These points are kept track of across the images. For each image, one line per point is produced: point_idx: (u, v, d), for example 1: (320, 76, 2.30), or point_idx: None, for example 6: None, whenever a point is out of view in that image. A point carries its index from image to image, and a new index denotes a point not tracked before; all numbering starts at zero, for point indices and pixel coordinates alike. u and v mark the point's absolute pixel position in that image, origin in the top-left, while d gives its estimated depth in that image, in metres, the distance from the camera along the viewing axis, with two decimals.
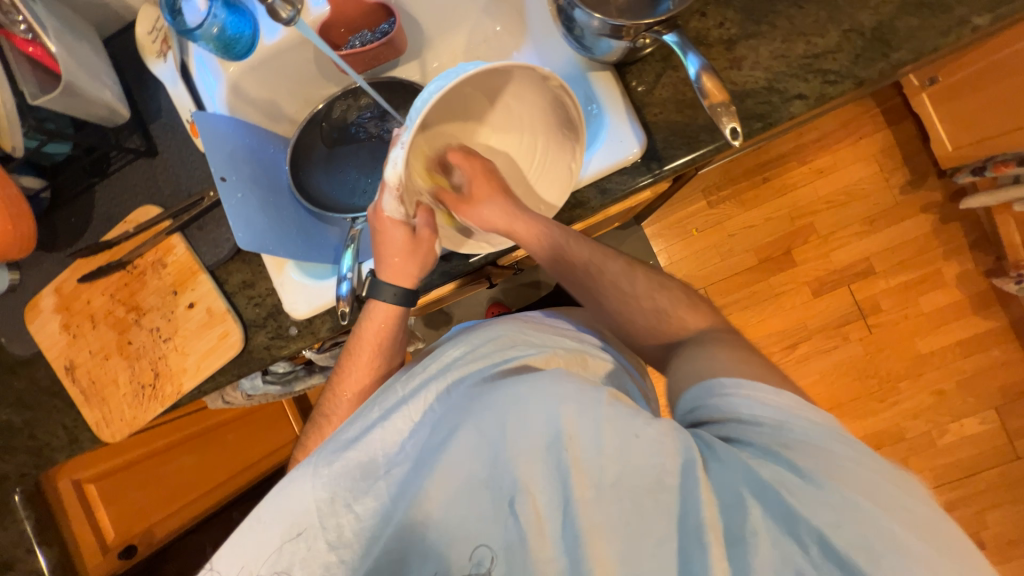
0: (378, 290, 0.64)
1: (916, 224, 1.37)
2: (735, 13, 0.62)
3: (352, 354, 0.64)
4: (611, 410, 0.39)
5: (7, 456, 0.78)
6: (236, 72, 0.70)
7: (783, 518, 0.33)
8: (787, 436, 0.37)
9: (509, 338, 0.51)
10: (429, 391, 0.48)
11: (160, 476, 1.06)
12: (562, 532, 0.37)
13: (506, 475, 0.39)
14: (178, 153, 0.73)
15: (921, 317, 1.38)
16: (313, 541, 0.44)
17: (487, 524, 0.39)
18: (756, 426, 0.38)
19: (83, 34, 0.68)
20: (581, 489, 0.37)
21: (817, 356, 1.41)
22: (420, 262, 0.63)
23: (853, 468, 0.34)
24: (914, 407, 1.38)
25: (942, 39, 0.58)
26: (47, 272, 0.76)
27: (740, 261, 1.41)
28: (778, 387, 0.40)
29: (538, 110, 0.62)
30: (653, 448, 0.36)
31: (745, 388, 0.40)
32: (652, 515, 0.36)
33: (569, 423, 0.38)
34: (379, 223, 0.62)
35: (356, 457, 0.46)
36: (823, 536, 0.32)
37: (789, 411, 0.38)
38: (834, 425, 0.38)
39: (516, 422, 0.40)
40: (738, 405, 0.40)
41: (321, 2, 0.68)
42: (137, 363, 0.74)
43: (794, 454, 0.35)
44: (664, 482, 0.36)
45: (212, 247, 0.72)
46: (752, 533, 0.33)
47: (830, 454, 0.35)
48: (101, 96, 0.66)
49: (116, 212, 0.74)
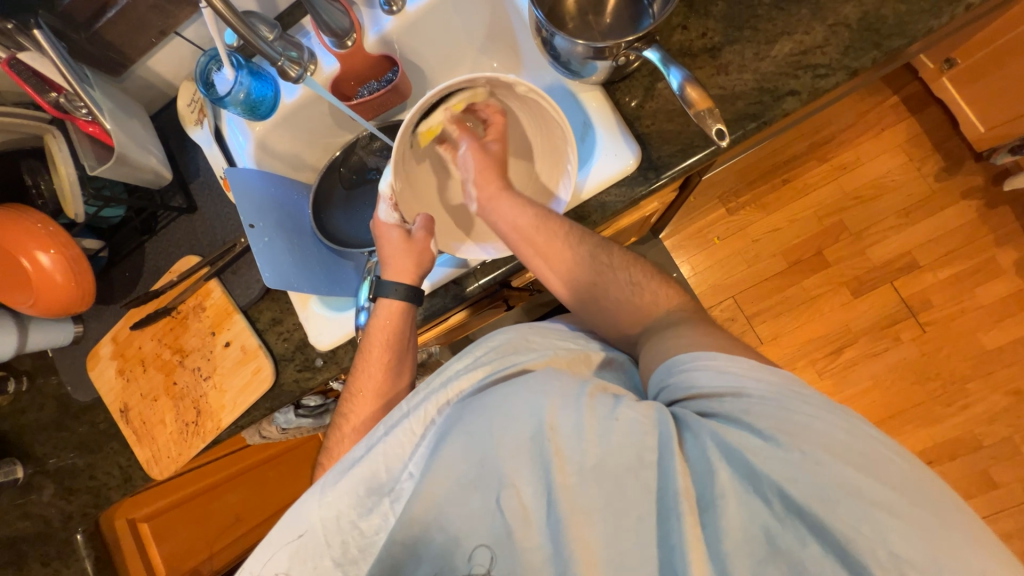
0: (391, 289, 0.67)
1: (958, 212, 1.29)
2: (715, 22, 0.63)
3: (365, 352, 0.67)
4: (594, 399, 0.41)
5: (71, 497, 0.85)
6: (263, 130, 0.78)
7: (749, 478, 0.36)
8: (746, 399, 0.41)
9: (509, 344, 0.53)
10: (429, 405, 0.50)
11: (212, 512, 1.09)
12: (547, 521, 0.38)
13: (492, 472, 0.40)
14: (214, 207, 0.81)
15: (980, 310, 1.27)
16: (320, 559, 0.46)
17: (476, 522, 0.40)
18: (718, 396, 0.42)
19: (135, 111, 0.78)
20: (563, 475, 0.38)
21: (865, 361, 1.31)
22: (415, 257, 0.68)
23: (811, 423, 0.38)
24: (988, 411, 1.25)
25: (934, 21, 0.57)
26: (106, 323, 0.85)
27: (768, 266, 1.36)
28: (734, 354, 0.46)
29: (530, 121, 0.71)
30: (631, 430, 0.39)
31: (703, 359, 0.46)
32: (632, 492, 0.38)
33: (551, 414, 0.40)
34: (378, 233, 0.70)
35: (360, 476, 0.47)
36: (783, 489, 0.35)
37: (744, 377, 0.43)
38: (791, 383, 0.42)
39: (501, 418, 0.41)
40: (697, 376, 0.45)
41: (332, 61, 0.75)
42: (182, 402, 0.80)
43: (756, 416, 0.39)
44: (645, 460, 0.38)
45: (244, 289, 0.78)
46: (721, 495, 0.36)
47: (791, 414, 0.38)
48: (147, 162, 0.75)
49: (163, 265, 0.82)
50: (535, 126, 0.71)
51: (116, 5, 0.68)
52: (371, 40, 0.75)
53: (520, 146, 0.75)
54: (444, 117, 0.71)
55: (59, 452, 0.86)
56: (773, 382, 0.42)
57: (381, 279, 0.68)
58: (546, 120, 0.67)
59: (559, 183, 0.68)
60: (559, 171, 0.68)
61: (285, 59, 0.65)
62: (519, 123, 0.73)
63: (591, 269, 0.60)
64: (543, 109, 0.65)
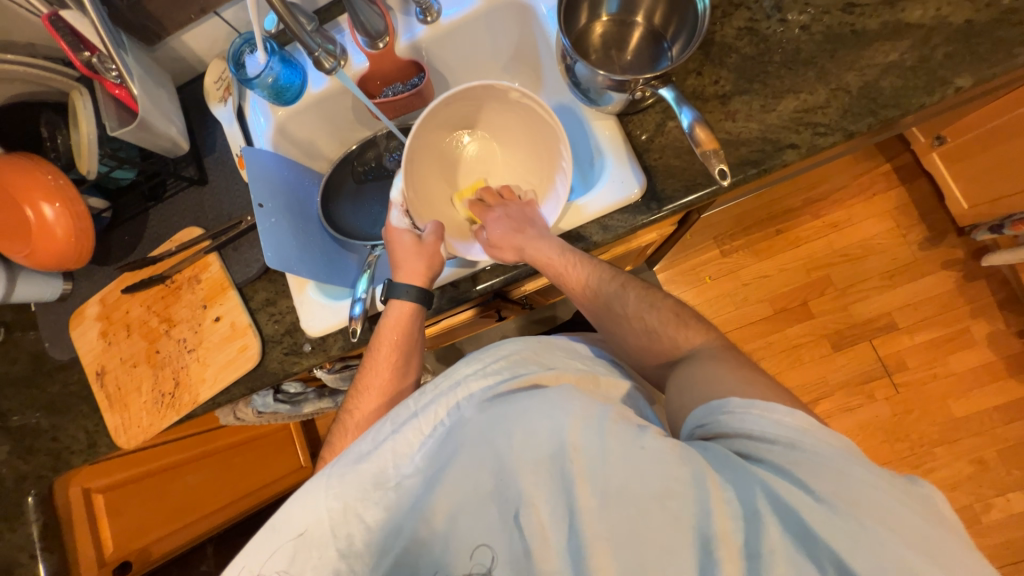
0: (402, 293, 0.68)
1: (938, 280, 1.34)
2: (728, 73, 0.67)
3: (373, 350, 0.68)
4: (616, 425, 0.44)
5: (30, 456, 0.84)
6: (285, 115, 0.80)
7: (799, 537, 0.36)
8: (800, 453, 0.41)
9: (520, 356, 0.55)
10: (439, 407, 0.51)
11: (170, 492, 1.05)
12: (566, 544, 0.40)
13: (512, 487, 0.43)
14: (225, 184, 0.82)
15: (951, 377, 1.32)
16: (325, 549, 0.47)
17: (493, 535, 0.42)
18: (769, 442, 0.42)
19: (161, 80, 0.79)
20: (585, 498, 0.40)
21: (840, 414, 1.34)
22: (426, 260, 0.69)
23: (867, 490, 0.37)
24: (952, 477, 1.28)
25: (927, 98, 0.62)
26: (96, 283, 0.84)
27: (755, 310, 1.40)
28: (791, 408, 0.45)
29: (523, 130, 0.76)
30: (656, 458, 0.40)
31: (758, 408, 0.45)
32: (658, 523, 0.38)
33: (573, 434, 0.43)
34: (388, 237, 0.72)
35: (369, 471, 0.49)
36: (840, 560, 0.35)
37: (801, 431, 0.42)
38: (847, 448, 0.41)
39: (524, 434, 0.44)
40: (749, 421, 0.44)
41: (362, 59, 0.78)
42: (161, 372, 0.79)
43: (809, 474, 0.39)
44: (671, 490, 0.39)
45: (243, 266, 0.78)
46: (769, 551, 0.36)
47: (850, 478, 0.38)
48: (168, 131, 0.76)
49: (164, 233, 0.83)
50: (527, 129, 0.75)
51: None
52: (403, 45, 0.78)
53: (517, 154, 0.80)
54: (453, 116, 0.75)
55: (25, 410, 0.84)
56: (832, 443, 0.41)
57: (393, 280, 0.69)
58: (541, 124, 0.71)
59: (555, 185, 0.73)
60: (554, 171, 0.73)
61: (321, 50, 0.68)
62: (512, 132, 0.78)
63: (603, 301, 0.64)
64: (536, 116, 0.71)
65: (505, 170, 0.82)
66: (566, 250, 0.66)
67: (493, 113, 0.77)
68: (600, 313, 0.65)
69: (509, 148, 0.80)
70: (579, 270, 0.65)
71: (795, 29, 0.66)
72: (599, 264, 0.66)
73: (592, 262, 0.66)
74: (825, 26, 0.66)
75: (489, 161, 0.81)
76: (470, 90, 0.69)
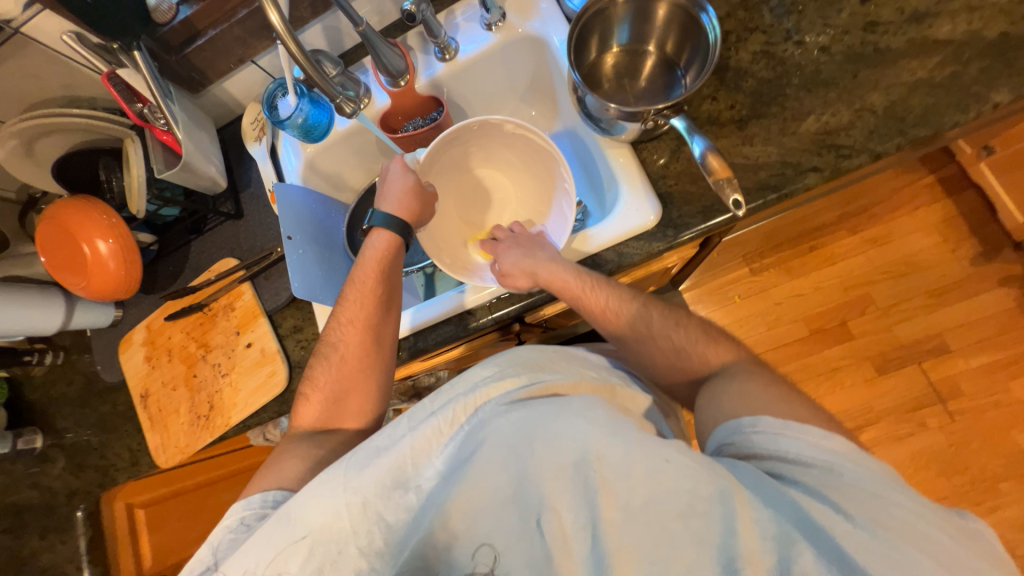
0: (383, 221, 0.70)
1: (994, 299, 1.25)
2: (744, 97, 0.66)
3: (355, 282, 0.69)
4: (641, 437, 0.42)
5: (80, 473, 0.89)
6: (313, 151, 0.85)
7: (835, 561, 0.36)
8: (835, 477, 0.42)
9: (535, 362, 0.54)
10: (457, 409, 0.51)
11: (204, 506, 1.11)
12: (589, 554, 0.39)
13: (532, 494, 0.42)
14: (259, 217, 0.88)
15: (1016, 405, 1.21)
16: (344, 546, 0.47)
17: (512, 542, 0.41)
18: (803, 465, 0.43)
19: (203, 124, 0.86)
20: (609, 509, 0.40)
21: (889, 443, 1.24)
22: (422, 201, 0.73)
23: (904, 516, 0.39)
24: (1022, 517, 1.16)
25: (961, 116, 0.59)
26: (143, 310, 0.90)
27: (789, 330, 1.33)
28: (828, 431, 0.45)
29: (530, 162, 0.79)
30: (683, 472, 0.40)
31: (795, 430, 0.45)
32: (684, 537, 0.38)
33: (597, 444, 0.42)
34: (390, 171, 0.73)
35: (388, 467, 0.48)
36: None
37: (835, 455, 0.43)
38: (888, 475, 0.42)
39: (545, 441, 0.43)
40: (784, 443, 0.45)
41: (384, 96, 0.82)
42: (197, 395, 0.84)
43: (844, 496, 0.40)
44: (696, 507, 0.39)
45: (273, 294, 0.83)
46: (802, 573, 0.36)
47: (888, 504, 0.39)
48: (207, 170, 0.83)
49: (203, 264, 0.88)
50: (533, 161, 0.78)
51: (206, 34, 0.76)
52: (422, 82, 0.81)
53: (529, 188, 0.83)
54: (465, 153, 0.80)
55: (77, 428, 0.91)
56: (871, 470, 0.42)
57: (376, 210, 0.71)
58: (541, 152, 0.74)
59: (564, 207, 0.74)
60: (558, 191, 0.75)
61: (342, 96, 0.71)
62: (523, 166, 0.81)
63: (634, 331, 0.62)
64: (534, 145, 0.74)
65: (519, 204, 0.85)
66: (584, 274, 0.65)
67: (504, 150, 0.80)
68: (628, 343, 0.63)
69: (523, 181, 0.83)
70: (602, 297, 0.64)
71: (814, 50, 0.65)
72: (624, 289, 0.65)
73: (617, 290, 0.65)
74: (846, 46, 0.64)
75: (503, 194, 0.85)
76: (468, 128, 0.73)
